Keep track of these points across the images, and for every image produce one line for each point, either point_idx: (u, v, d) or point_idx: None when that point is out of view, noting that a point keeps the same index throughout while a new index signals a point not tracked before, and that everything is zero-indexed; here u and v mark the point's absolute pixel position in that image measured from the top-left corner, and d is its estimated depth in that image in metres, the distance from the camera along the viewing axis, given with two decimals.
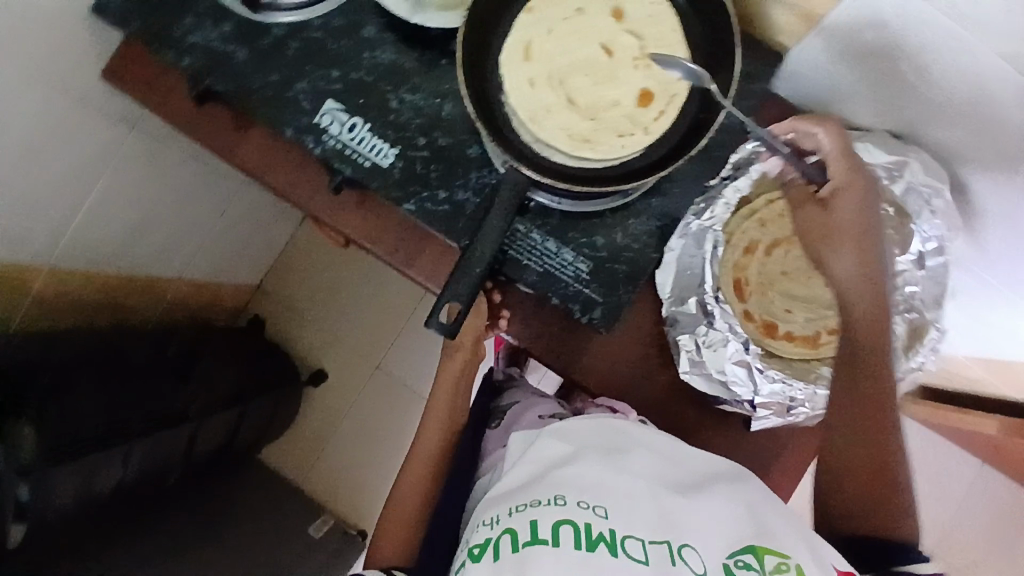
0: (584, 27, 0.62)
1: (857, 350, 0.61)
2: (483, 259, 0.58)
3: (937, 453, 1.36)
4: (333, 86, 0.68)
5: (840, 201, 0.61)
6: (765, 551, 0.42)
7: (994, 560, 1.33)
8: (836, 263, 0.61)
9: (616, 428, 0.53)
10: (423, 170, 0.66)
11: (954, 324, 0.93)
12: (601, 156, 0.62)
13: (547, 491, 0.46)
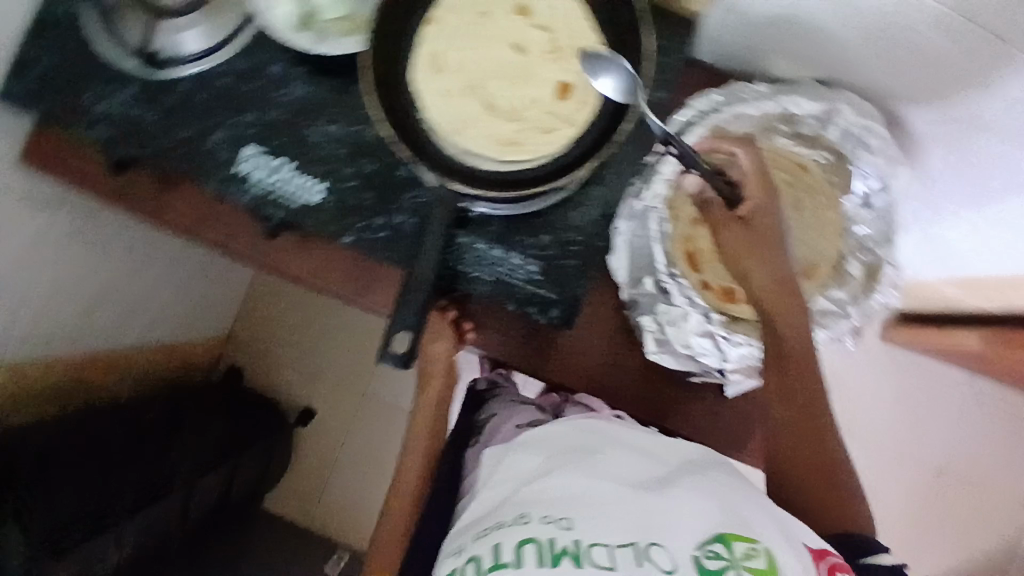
0: (491, 29, 0.61)
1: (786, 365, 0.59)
2: (422, 285, 0.56)
3: (934, 375, 1.36)
4: (249, 132, 0.66)
5: (763, 221, 0.57)
6: (734, 538, 0.42)
7: (1005, 469, 1.34)
8: (758, 278, 0.58)
9: (592, 432, 0.54)
10: (354, 201, 0.64)
11: (920, 249, 0.93)
12: (532, 155, 0.60)
13: (513, 511, 0.47)
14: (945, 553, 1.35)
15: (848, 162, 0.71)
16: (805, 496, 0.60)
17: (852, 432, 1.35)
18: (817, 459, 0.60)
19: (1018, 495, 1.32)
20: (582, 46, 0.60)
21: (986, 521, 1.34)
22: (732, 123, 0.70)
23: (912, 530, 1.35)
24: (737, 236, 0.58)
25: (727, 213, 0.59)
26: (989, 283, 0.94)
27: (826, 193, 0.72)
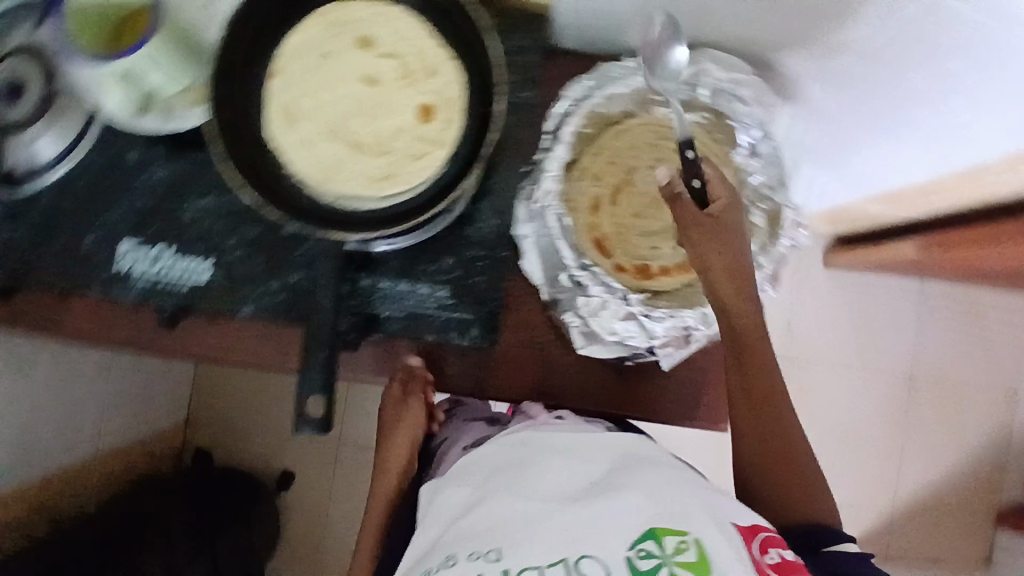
0: (338, 68, 0.59)
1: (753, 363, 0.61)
2: (322, 342, 0.54)
3: (877, 288, 1.42)
4: (122, 227, 0.64)
5: (728, 218, 0.59)
6: (664, 532, 0.44)
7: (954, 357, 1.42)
8: (726, 272, 0.59)
9: (521, 443, 0.56)
10: (244, 269, 0.63)
11: (820, 174, 0.96)
12: (407, 188, 0.58)
13: (445, 549, 0.48)
14: (921, 452, 1.43)
15: (727, 118, 0.70)
16: (772, 495, 0.62)
17: (813, 360, 1.41)
18: (782, 450, 0.62)
19: (966, 388, 1.43)
20: (433, 67, 0.59)
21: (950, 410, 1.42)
22: (608, 106, 0.71)
23: (888, 438, 1.42)
24: (706, 234, 0.58)
25: (693, 210, 0.58)
26: (897, 192, 0.97)
27: (723, 148, 0.70)
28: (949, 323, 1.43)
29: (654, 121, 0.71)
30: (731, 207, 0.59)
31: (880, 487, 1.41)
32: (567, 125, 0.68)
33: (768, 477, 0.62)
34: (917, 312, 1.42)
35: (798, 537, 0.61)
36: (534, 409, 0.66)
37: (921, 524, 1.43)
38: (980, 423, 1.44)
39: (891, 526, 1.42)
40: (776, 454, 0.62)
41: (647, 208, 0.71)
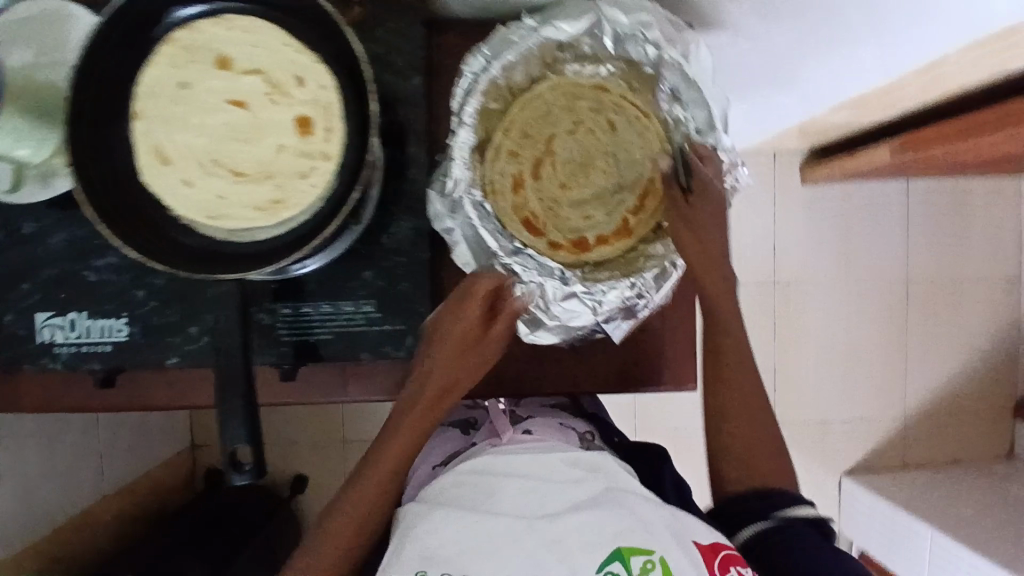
0: (202, 97, 0.55)
1: (719, 339, 0.69)
2: (238, 389, 0.53)
3: (850, 201, 1.39)
4: (31, 299, 0.62)
5: (700, 205, 0.65)
6: (631, 553, 0.53)
7: (939, 256, 1.40)
8: (688, 248, 0.65)
9: (483, 467, 0.59)
10: (163, 319, 0.62)
11: (756, 104, 0.93)
12: (299, 210, 0.55)
13: (414, 563, 0.53)
14: (925, 355, 1.41)
15: (642, 65, 0.66)
16: (741, 464, 0.68)
17: (802, 281, 1.38)
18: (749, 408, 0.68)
19: (962, 283, 1.40)
20: (301, 76, 0.55)
21: (943, 310, 1.40)
22: (510, 76, 0.65)
23: (890, 347, 1.40)
24: (682, 217, 0.64)
25: (674, 192, 0.64)
26: (847, 104, 0.92)
27: (641, 102, 0.67)
28: (937, 222, 1.40)
29: (565, 83, 0.66)
30: (709, 194, 0.64)
31: (888, 397, 1.40)
32: (468, 106, 0.63)
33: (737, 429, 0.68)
34: (903, 215, 1.39)
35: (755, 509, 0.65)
36: (502, 426, 0.68)
37: (935, 427, 1.41)
38: (980, 316, 1.41)
39: (904, 434, 1.41)
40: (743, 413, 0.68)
41: (573, 174, 0.67)
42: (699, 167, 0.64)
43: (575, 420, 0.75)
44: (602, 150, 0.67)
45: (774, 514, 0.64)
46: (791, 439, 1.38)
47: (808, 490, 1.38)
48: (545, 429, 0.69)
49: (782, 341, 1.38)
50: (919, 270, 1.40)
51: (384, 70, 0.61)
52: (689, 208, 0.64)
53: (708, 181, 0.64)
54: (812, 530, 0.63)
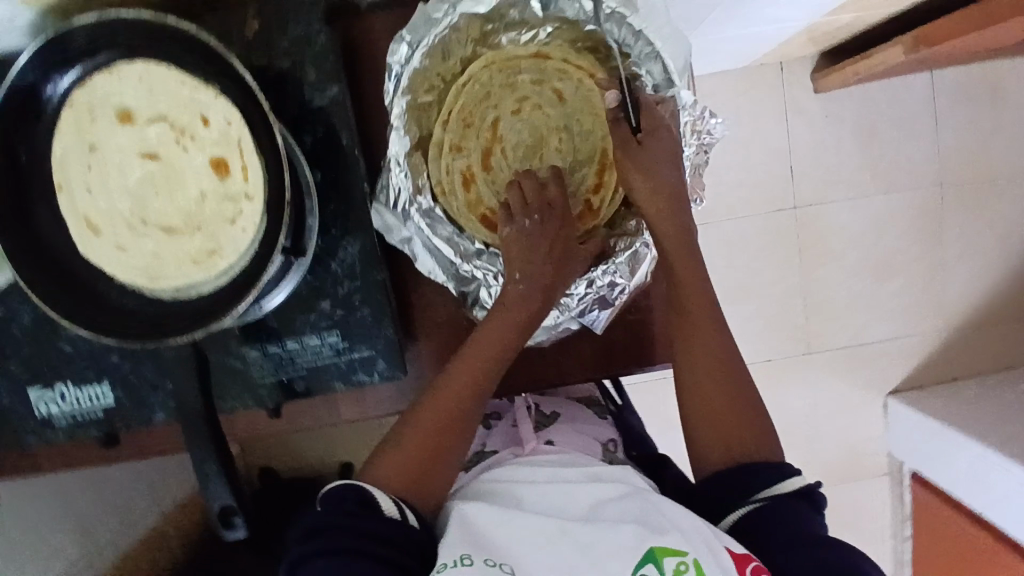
0: (115, 156, 0.53)
1: (678, 294, 0.58)
2: (208, 453, 0.55)
3: (870, 103, 1.27)
4: (18, 377, 0.63)
5: (652, 143, 0.56)
6: (664, 552, 0.43)
7: (970, 147, 1.29)
8: (639, 184, 0.56)
9: (502, 477, 0.53)
10: (140, 378, 0.63)
11: (733, 29, 0.85)
12: (235, 256, 0.53)
13: (453, 550, 0.45)
14: (965, 256, 1.32)
15: (582, 23, 0.59)
16: (709, 433, 0.55)
17: (826, 198, 1.28)
18: (711, 367, 0.56)
19: (1000, 173, 1.30)
20: (205, 116, 0.52)
21: (979, 206, 1.31)
22: (442, 61, 0.60)
23: (927, 254, 1.31)
24: (633, 159, 0.56)
25: (624, 135, 0.57)
26: (841, 8, 0.83)
27: (588, 65, 0.61)
28: (965, 112, 1.29)
29: (504, 56, 0.61)
30: (661, 133, 0.56)
31: (929, 307, 1.32)
32: (397, 106, 0.58)
33: (692, 397, 0.56)
34: (930, 108, 1.28)
35: (726, 483, 0.51)
36: (524, 434, 0.64)
37: (981, 330, 1.34)
38: (1021, 208, 1.32)
39: (949, 344, 1.33)
40: (700, 376, 0.56)
41: (523, 160, 0.62)
42: (653, 107, 0.56)
43: (602, 422, 0.70)
44: (549, 125, 0.62)
45: (755, 496, 0.50)
46: (829, 366, 1.31)
47: (850, 416, 1.33)
48: (569, 437, 0.64)
49: (810, 267, 1.29)
50: (950, 165, 1.29)
51: (297, 84, 0.57)
52: (642, 147, 0.56)
53: (662, 120, 0.56)
54: (803, 500, 0.49)
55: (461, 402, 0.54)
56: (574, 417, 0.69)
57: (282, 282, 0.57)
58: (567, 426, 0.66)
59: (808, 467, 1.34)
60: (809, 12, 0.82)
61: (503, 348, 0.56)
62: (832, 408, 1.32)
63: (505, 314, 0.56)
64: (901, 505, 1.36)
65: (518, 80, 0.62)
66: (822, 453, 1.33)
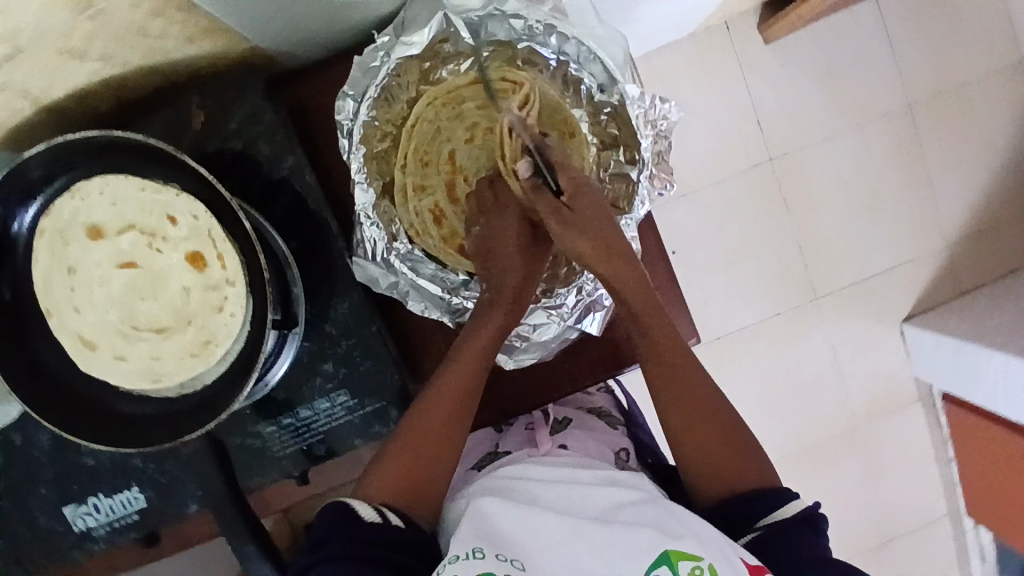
0: (94, 273, 0.54)
1: (652, 337, 0.57)
2: (245, 536, 0.55)
3: (822, 38, 1.26)
4: (50, 498, 0.64)
5: (577, 205, 0.54)
6: (678, 555, 0.44)
7: (929, 59, 1.29)
8: (575, 247, 0.54)
9: (517, 474, 0.54)
10: (166, 476, 0.64)
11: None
12: (230, 341, 0.54)
13: (465, 544, 0.46)
14: (949, 168, 1.32)
15: (513, 43, 0.59)
16: (705, 460, 0.55)
17: (799, 144, 1.28)
18: (675, 355, 0.57)
19: (965, 81, 1.30)
20: (171, 215, 0.53)
21: (950, 116, 1.31)
22: (389, 107, 0.60)
23: (911, 174, 1.31)
24: (566, 223, 0.54)
25: (548, 200, 0.55)
26: None
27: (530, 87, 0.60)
28: (919, 30, 1.28)
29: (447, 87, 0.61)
30: (584, 189, 0.55)
31: (925, 229, 1.32)
32: (355, 161, 0.59)
33: (658, 379, 0.57)
34: (882, 33, 1.27)
35: (734, 512, 0.52)
36: (539, 437, 0.65)
37: (981, 238, 1.34)
38: (995, 111, 1.31)
39: (953, 259, 1.33)
40: (667, 365, 0.57)
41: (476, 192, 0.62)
42: (567, 169, 0.55)
43: (615, 430, 0.71)
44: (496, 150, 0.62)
45: (753, 524, 0.51)
46: (839, 308, 1.31)
47: (871, 353, 1.33)
48: (582, 443, 0.66)
49: (801, 215, 1.29)
50: (913, 81, 1.29)
51: (254, 162, 0.57)
52: (568, 210, 0.54)
53: (580, 179, 0.55)
54: (811, 527, 0.50)
55: (453, 408, 0.55)
56: (589, 423, 0.70)
57: (282, 353, 0.57)
58: (581, 431, 0.67)
59: (841, 410, 1.33)
60: None
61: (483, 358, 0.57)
62: (852, 348, 1.32)
63: (482, 321, 0.56)
64: (939, 429, 1.37)
65: (461, 109, 0.62)
66: (852, 395, 1.33)
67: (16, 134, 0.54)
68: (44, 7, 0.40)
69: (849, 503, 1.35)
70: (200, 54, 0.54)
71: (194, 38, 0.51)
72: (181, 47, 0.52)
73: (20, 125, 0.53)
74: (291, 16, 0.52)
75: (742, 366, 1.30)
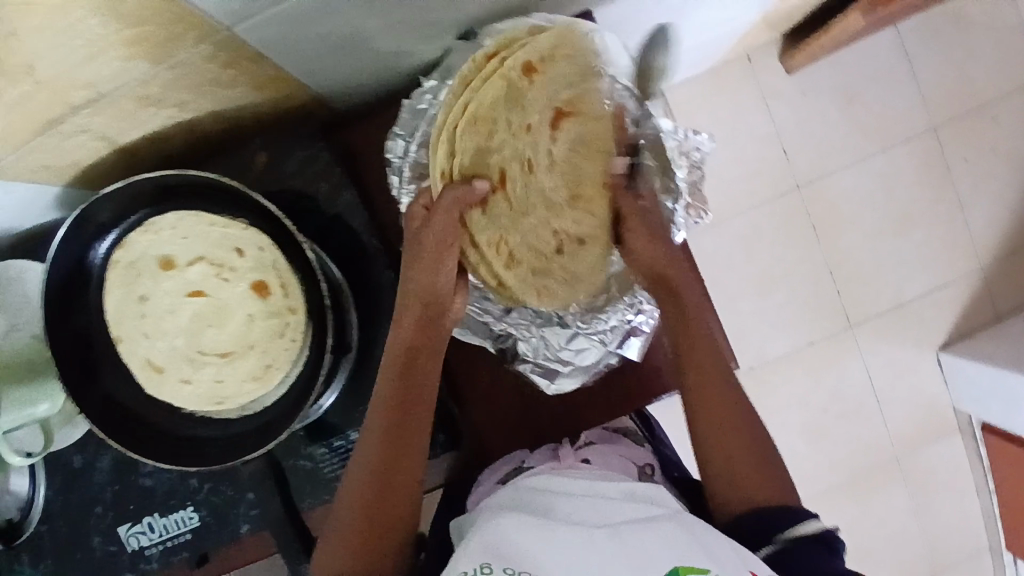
0: (164, 302, 0.57)
1: (695, 354, 0.58)
2: None
3: (843, 66, 1.29)
4: (108, 518, 0.67)
5: (654, 216, 0.61)
6: (688, 569, 0.45)
7: (951, 83, 1.30)
8: (642, 246, 0.60)
9: (532, 487, 0.55)
10: (221, 496, 0.66)
11: (688, 31, 0.89)
12: (290, 364, 0.57)
13: (472, 559, 0.46)
14: (977, 191, 1.32)
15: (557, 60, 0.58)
16: (728, 471, 0.55)
17: (825, 170, 1.30)
18: (709, 367, 0.58)
19: (989, 104, 1.31)
20: (239, 247, 0.57)
21: (976, 139, 1.31)
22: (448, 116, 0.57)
23: (939, 197, 1.31)
24: (644, 226, 0.60)
25: (631, 201, 0.61)
26: None
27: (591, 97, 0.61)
28: (939, 55, 1.30)
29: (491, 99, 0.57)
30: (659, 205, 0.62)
31: (957, 251, 1.31)
32: (405, 195, 0.61)
33: (694, 395, 0.57)
34: (902, 60, 1.29)
35: (757, 524, 0.52)
36: (564, 452, 0.63)
37: (1013, 260, 1.33)
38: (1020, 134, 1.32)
39: (986, 282, 1.32)
40: (701, 374, 0.58)
41: (535, 209, 0.60)
42: (645, 180, 0.62)
43: (641, 447, 0.68)
44: (561, 164, 0.60)
45: (776, 537, 0.50)
46: (872, 333, 1.30)
47: (908, 377, 1.31)
48: (605, 459, 0.63)
49: (829, 239, 1.30)
50: (935, 105, 1.30)
51: (312, 198, 0.61)
52: (648, 214, 0.61)
53: (654, 192, 0.62)
54: (828, 546, 0.50)
55: (386, 465, 0.54)
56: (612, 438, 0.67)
57: (337, 377, 0.60)
58: (610, 447, 0.65)
59: (877, 436, 1.31)
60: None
61: (402, 422, 0.55)
62: (888, 372, 1.31)
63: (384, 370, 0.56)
64: (980, 457, 1.33)
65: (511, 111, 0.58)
66: (889, 421, 1.31)
67: (90, 173, 0.58)
68: (124, 57, 0.43)
69: (893, 533, 1.32)
70: (264, 101, 0.58)
71: (259, 88, 0.55)
72: (244, 95, 0.55)
73: (95, 165, 0.57)
74: (337, 61, 0.55)
75: (776, 392, 1.29)
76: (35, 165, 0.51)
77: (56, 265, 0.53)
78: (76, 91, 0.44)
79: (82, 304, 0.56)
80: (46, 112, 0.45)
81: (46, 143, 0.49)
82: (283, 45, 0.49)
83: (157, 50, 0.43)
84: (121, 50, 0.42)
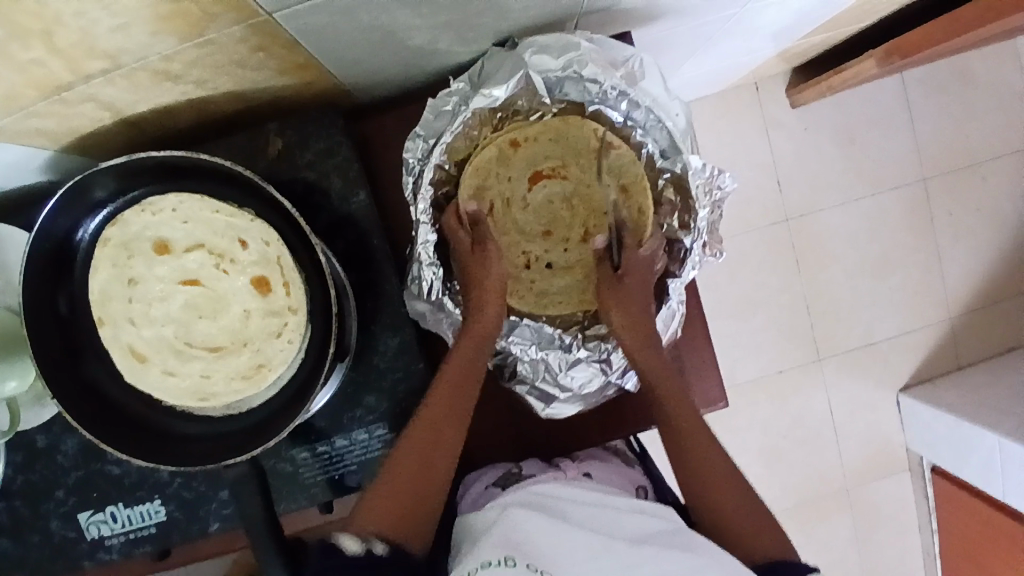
0: (155, 288, 0.54)
1: (667, 417, 0.58)
2: None
3: (844, 108, 1.31)
4: (69, 504, 0.63)
5: (630, 280, 0.61)
6: None
7: (943, 138, 1.34)
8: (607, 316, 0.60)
9: (547, 494, 0.56)
10: (192, 492, 0.63)
11: (705, 61, 0.89)
12: (285, 367, 0.55)
13: (496, 551, 0.47)
14: (954, 245, 1.36)
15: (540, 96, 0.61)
16: (728, 524, 0.55)
17: (816, 208, 1.32)
18: (692, 425, 0.58)
19: (978, 164, 1.35)
20: (242, 239, 0.54)
21: (958, 195, 1.36)
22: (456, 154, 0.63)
23: (918, 247, 1.35)
24: (612, 291, 0.61)
25: (606, 271, 0.63)
26: (813, 27, 0.86)
27: (574, 164, 0.65)
28: (938, 108, 1.34)
29: (485, 154, 0.63)
30: (640, 268, 0.62)
31: (930, 300, 1.36)
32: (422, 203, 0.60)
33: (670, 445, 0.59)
34: (903, 109, 1.33)
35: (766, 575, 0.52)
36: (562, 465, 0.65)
37: (978, 315, 1.38)
38: (1000, 194, 1.37)
39: (952, 333, 1.37)
40: (687, 432, 0.58)
41: (513, 230, 0.66)
42: (634, 249, 0.62)
43: (631, 467, 0.71)
44: (535, 208, 0.66)
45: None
46: (841, 368, 1.34)
47: (869, 415, 1.36)
48: (604, 474, 0.66)
49: (811, 274, 1.33)
50: (925, 157, 1.34)
51: (324, 192, 0.58)
52: (618, 283, 0.61)
53: (642, 260, 0.62)
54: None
55: (441, 437, 0.55)
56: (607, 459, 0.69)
57: (331, 381, 0.57)
58: (603, 466, 0.67)
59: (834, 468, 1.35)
60: (788, 32, 0.86)
61: (461, 401, 0.56)
62: (851, 408, 1.35)
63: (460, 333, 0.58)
64: (927, 500, 1.38)
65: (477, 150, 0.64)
66: (847, 454, 1.36)
67: (87, 140, 0.54)
68: (153, 32, 0.39)
69: (836, 563, 1.37)
70: (284, 88, 0.55)
71: (283, 75, 0.52)
72: (266, 79, 0.52)
73: (95, 134, 0.53)
74: (370, 55, 0.52)
75: (743, 416, 1.32)
76: (32, 127, 0.47)
77: (42, 238, 0.50)
78: (92, 58, 0.40)
79: (69, 282, 0.53)
80: (58, 74, 0.41)
81: (49, 106, 0.45)
82: (319, 38, 0.46)
83: (189, 26, 0.40)
84: (153, 24, 0.39)
